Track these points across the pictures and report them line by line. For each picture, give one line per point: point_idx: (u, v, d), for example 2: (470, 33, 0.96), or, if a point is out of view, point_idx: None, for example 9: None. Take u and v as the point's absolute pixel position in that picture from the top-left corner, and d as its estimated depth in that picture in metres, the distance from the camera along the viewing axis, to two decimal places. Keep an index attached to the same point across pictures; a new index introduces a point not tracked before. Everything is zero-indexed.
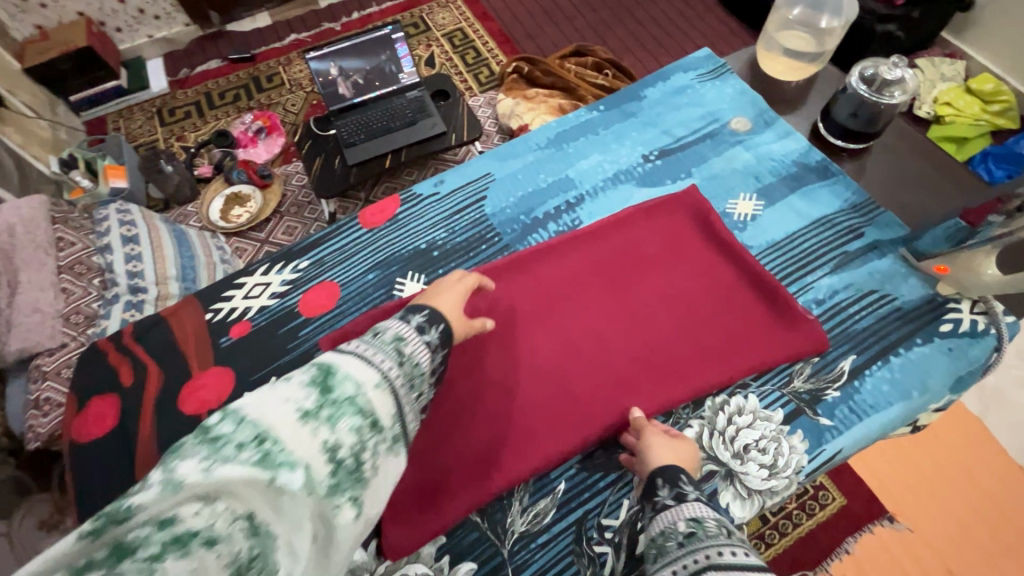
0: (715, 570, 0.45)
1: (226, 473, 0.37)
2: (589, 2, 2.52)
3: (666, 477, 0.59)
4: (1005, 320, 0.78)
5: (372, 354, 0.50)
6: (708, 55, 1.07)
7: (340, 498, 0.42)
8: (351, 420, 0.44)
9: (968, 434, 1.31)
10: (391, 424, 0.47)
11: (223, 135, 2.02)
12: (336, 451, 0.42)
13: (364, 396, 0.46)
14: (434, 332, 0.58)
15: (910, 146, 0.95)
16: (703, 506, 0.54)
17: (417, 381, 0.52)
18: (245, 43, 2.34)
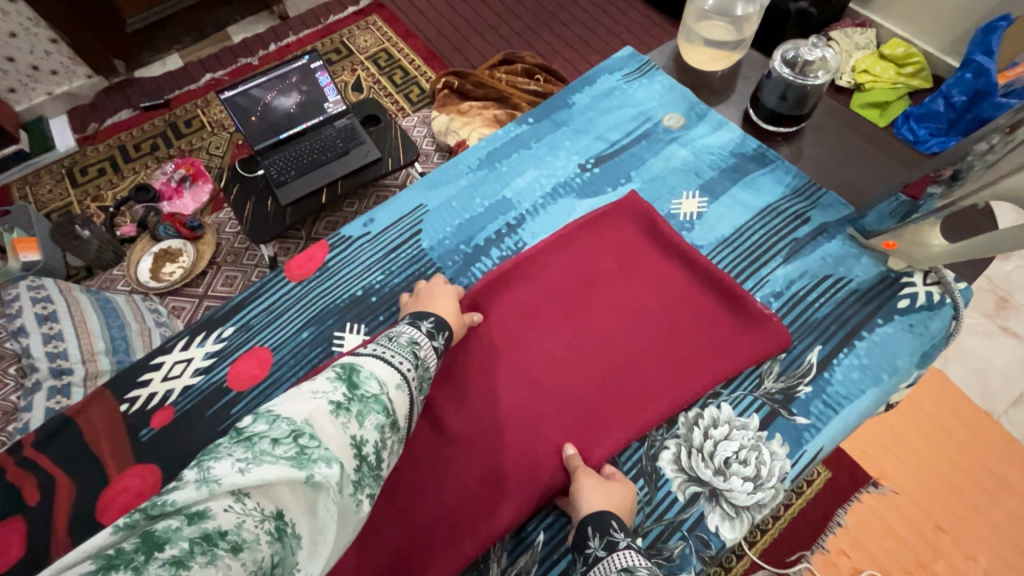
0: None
1: (265, 472, 0.40)
2: (511, 9, 2.50)
3: (597, 526, 0.58)
4: (957, 287, 0.77)
5: (392, 357, 0.57)
6: (631, 53, 1.04)
7: (361, 494, 0.47)
8: (376, 419, 0.50)
9: (937, 391, 1.33)
10: (405, 422, 0.54)
11: (145, 190, 1.87)
12: (361, 448, 0.47)
13: (387, 395, 0.52)
14: (442, 338, 0.66)
15: (841, 122, 0.95)
16: (633, 554, 0.54)
17: (426, 381, 0.60)
18: (156, 89, 2.20)
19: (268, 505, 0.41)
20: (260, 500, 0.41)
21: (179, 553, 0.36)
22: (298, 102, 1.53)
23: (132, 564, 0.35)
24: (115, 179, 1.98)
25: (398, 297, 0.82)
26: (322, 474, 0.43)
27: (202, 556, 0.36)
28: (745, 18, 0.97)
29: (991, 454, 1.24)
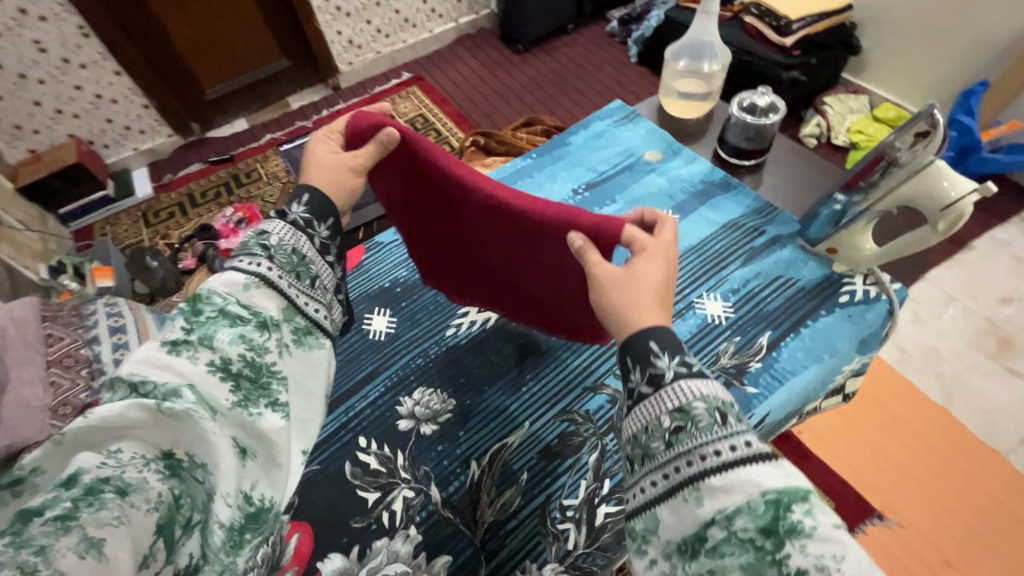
0: (713, 478, 0.46)
1: (111, 412, 0.42)
2: (536, 81, 2.84)
3: (636, 355, 0.56)
4: (893, 288, 0.90)
5: (241, 261, 0.59)
6: (620, 105, 1.26)
7: (253, 407, 0.50)
8: (232, 329, 0.53)
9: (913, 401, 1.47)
10: (280, 316, 0.59)
11: (208, 230, 2.18)
12: (227, 365, 0.51)
13: (236, 301, 0.56)
14: (299, 207, 0.64)
15: (795, 158, 1.13)
16: (692, 385, 0.52)
17: (302, 271, 0.63)
18: (225, 146, 2.58)
19: (146, 450, 0.43)
20: (133, 447, 0.43)
21: (63, 510, 0.37)
22: None
23: (14, 528, 0.36)
24: (182, 220, 2.30)
25: (418, 289, 1.01)
26: (175, 404, 0.44)
27: (89, 505, 0.38)
28: (711, 75, 1.17)
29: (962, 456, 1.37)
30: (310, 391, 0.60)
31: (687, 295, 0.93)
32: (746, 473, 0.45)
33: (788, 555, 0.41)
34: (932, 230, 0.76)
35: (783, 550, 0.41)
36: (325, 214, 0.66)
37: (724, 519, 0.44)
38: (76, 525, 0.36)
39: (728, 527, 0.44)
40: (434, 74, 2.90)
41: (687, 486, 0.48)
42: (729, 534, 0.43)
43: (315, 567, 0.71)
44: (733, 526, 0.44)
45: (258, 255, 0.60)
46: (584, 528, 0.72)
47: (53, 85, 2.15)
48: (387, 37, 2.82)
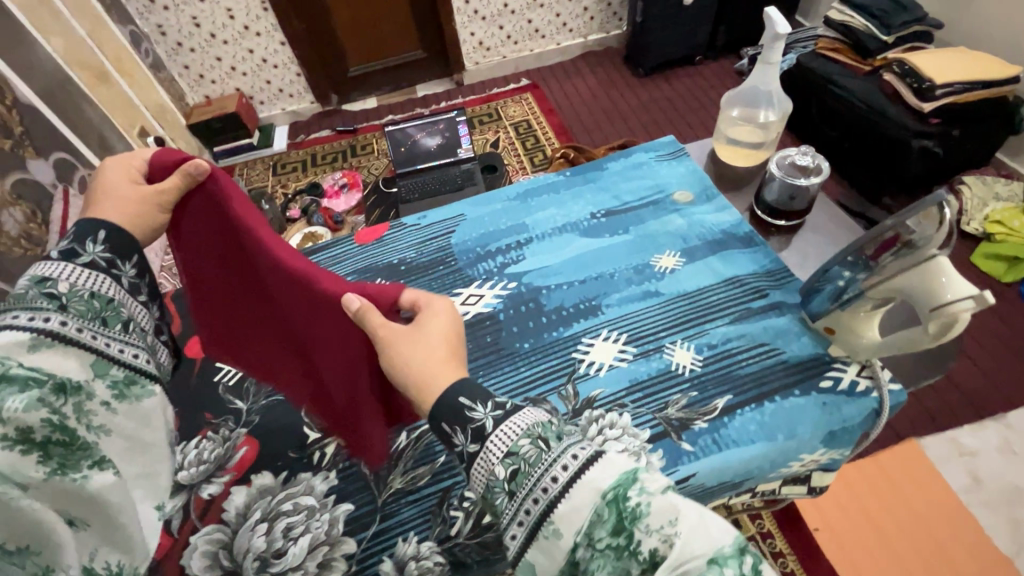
0: (563, 504, 0.49)
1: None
2: (646, 106, 2.82)
3: (449, 420, 0.57)
4: (889, 387, 0.81)
5: (18, 316, 0.55)
6: (671, 141, 1.24)
7: (75, 472, 0.49)
8: (25, 394, 0.48)
9: (937, 500, 1.49)
10: (83, 371, 0.56)
11: (316, 187, 2.51)
12: (29, 433, 0.47)
13: (20, 366, 0.52)
14: (96, 246, 0.65)
15: (841, 228, 1.04)
16: (506, 429, 0.55)
17: (102, 320, 0.61)
18: (352, 119, 2.92)
19: None
20: None
21: None
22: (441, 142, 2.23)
23: None
24: (301, 175, 2.66)
25: (420, 271, 1.08)
26: None
27: None
28: (768, 124, 1.11)
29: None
30: (147, 442, 0.59)
31: (661, 338, 0.92)
32: (585, 489, 0.49)
33: (640, 542, 0.45)
34: (923, 331, 0.69)
35: (633, 536, 0.45)
36: (127, 253, 0.67)
37: (583, 536, 0.48)
38: None
39: (590, 539, 0.47)
40: (550, 84, 3.00)
41: (545, 523, 0.50)
42: (593, 545, 0.47)
43: (248, 478, 0.84)
44: (591, 536, 0.47)
45: (45, 309, 0.57)
46: (471, 521, 0.76)
47: (233, 46, 2.61)
48: (514, 43, 2.99)
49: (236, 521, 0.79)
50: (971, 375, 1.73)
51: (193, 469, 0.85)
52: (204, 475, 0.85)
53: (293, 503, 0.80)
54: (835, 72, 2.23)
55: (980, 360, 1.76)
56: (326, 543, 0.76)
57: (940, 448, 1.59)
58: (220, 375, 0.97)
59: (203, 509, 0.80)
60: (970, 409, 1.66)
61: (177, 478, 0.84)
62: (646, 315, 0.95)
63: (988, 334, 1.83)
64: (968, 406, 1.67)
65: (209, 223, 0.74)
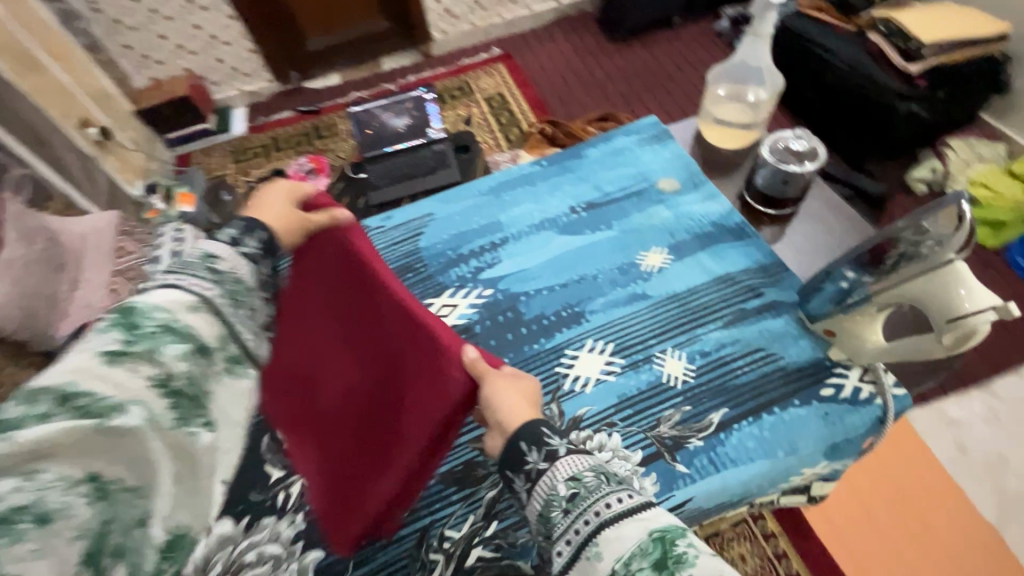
0: (609, 529, 0.50)
1: (39, 431, 0.36)
2: (624, 74, 2.69)
3: (528, 439, 0.58)
4: (892, 392, 0.76)
5: (183, 281, 0.52)
6: (654, 122, 1.15)
7: (191, 426, 0.45)
8: (177, 346, 0.47)
9: (927, 485, 1.46)
10: (218, 342, 0.51)
11: (281, 174, 2.36)
12: (166, 381, 0.45)
13: (179, 321, 0.48)
14: (254, 242, 0.61)
15: (836, 215, 0.98)
16: (575, 459, 0.56)
17: (241, 297, 0.56)
18: (315, 98, 2.73)
19: (75, 470, 0.38)
20: (57, 471, 0.37)
21: None
22: (408, 125, 2.18)
23: None
24: (263, 161, 2.50)
25: None
26: (123, 421, 0.40)
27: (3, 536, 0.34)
28: (758, 104, 1.03)
29: (961, 551, 1.38)
30: (235, 419, 0.51)
31: (650, 347, 0.85)
32: (633, 524, 0.49)
33: None
34: (936, 343, 0.63)
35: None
36: (263, 238, 0.62)
37: (622, 563, 0.47)
38: None
39: (626, 570, 0.46)
40: (523, 54, 2.84)
41: (587, 545, 0.50)
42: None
43: None
44: (628, 565, 0.46)
45: (201, 278, 0.53)
46: (453, 566, 0.69)
47: (178, 22, 2.39)
48: (484, 9, 2.79)
49: None
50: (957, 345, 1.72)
51: None
52: None
53: None
54: (816, 33, 2.10)
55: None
56: None
57: (926, 420, 1.57)
58: None
59: None
60: (958, 380, 1.65)
61: None
62: (634, 321, 0.88)
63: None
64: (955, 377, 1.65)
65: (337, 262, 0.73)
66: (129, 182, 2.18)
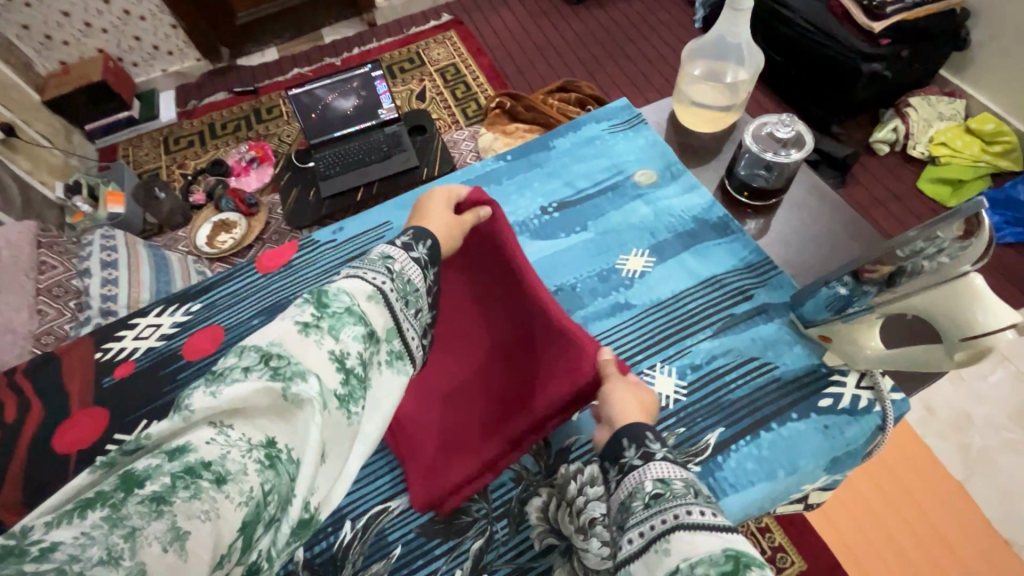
0: (683, 531, 0.47)
1: (237, 391, 0.37)
2: (584, 38, 2.55)
3: (632, 436, 0.60)
4: (891, 397, 0.73)
5: (365, 272, 0.51)
6: (625, 105, 1.06)
7: (354, 408, 0.42)
8: (354, 328, 0.45)
9: (947, 495, 1.26)
10: (385, 335, 0.49)
11: (219, 164, 2.15)
12: (343, 359, 0.43)
13: (359, 305, 0.47)
14: (424, 246, 0.59)
15: (822, 203, 0.92)
16: (669, 465, 0.55)
17: (411, 298, 0.54)
18: (251, 77, 2.49)
19: (256, 434, 0.38)
20: (243, 428, 0.37)
21: (159, 488, 0.32)
22: (355, 105, 1.93)
23: (110, 501, 0.32)
24: (199, 151, 2.28)
25: None
26: (301, 389, 0.39)
27: (185, 490, 0.33)
28: (736, 85, 0.95)
29: (957, 530, 1.22)
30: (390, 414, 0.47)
31: (636, 362, 0.79)
32: (711, 534, 0.46)
33: None
34: (946, 358, 0.59)
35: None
36: (423, 237, 0.60)
37: (688, 565, 0.44)
38: (168, 511, 0.32)
39: (691, 573, 0.43)
40: (476, 19, 2.65)
41: (658, 540, 0.48)
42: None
43: None
44: (695, 569, 0.43)
45: (380, 270, 0.52)
46: None
47: None
48: None
49: None
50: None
51: None
52: None
53: None
54: None
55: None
56: None
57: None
58: None
59: None
60: None
61: None
62: (618, 335, 0.82)
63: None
64: None
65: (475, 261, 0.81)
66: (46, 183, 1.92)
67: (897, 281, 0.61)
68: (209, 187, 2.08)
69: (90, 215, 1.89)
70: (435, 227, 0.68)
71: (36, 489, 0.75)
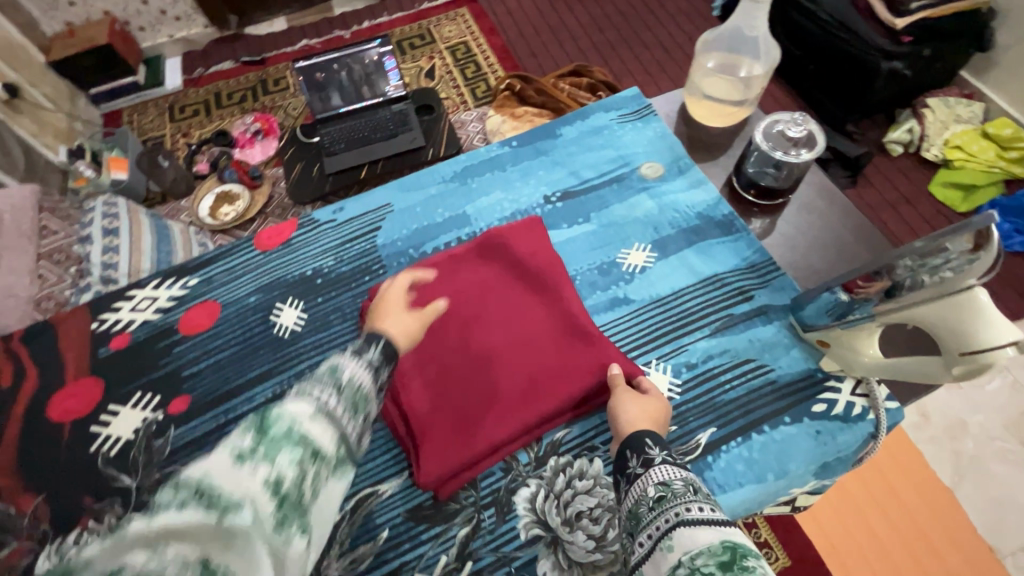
0: (683, 527, 0.49)
1: (168, 519, 0.35)
2: (598, 22, 2.50)
3: (632, 447, 0.62)
4: (885, 406, 0.72)
5: (307, 387, 0.46)
6: (635, 95, 1.04)
7: (295, 530, 0.38)
8: (290, 454, 0.40)
9: (931, 496, 1.28)
10: (337, 451, 0.44)
11: (224, 135, 2.14)
12: (278, 485, 0.38)
13: (299, 428, 0.42)
14: (377, 348, 0.53)
15: (831, 205, 0.91)
16: (669, 468, 0.57)
17: (362, 405, 0.48)
18: (259, 47, 2.46)
19: (190, 553, 0.34)
20: (178, 549, 0.34)
21: None
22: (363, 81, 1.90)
23: None
24: (204, 121, 2.25)
25: (340, 284, 0.88)
26: (236, 518, 0.36)
27: None
28: (750, 80, 0.93)
29: (944, 537, 1.23)
30: None
31: (632, 358, 0.78)
32: (708, 527, 0.48)
33: None
34: (944, 370, 0.58)
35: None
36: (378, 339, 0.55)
37: (689, 558, 0.46)
38: None
39: (692, 566, 0.45)
40: None
41: (662, 539, 0.49)
42: (693, 572, 0.44)
43: None
44: (695, 562, 0.45)
45: (325, 383, 0.46)
46: None
47: None
48: None
49: None
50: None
51: None
52: None
53: None
54: None
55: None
56: None
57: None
58: (98, 443, 0.78)
59: None
60: None
61: None
62: (615, 330, 0.81)
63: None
64: None
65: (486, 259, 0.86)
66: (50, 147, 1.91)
67: (899, 292, 0.59)
68: (214, 158, 2.06)
69: (93, 180, 1.86)
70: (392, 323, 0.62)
71: (35, 455, 0.77)
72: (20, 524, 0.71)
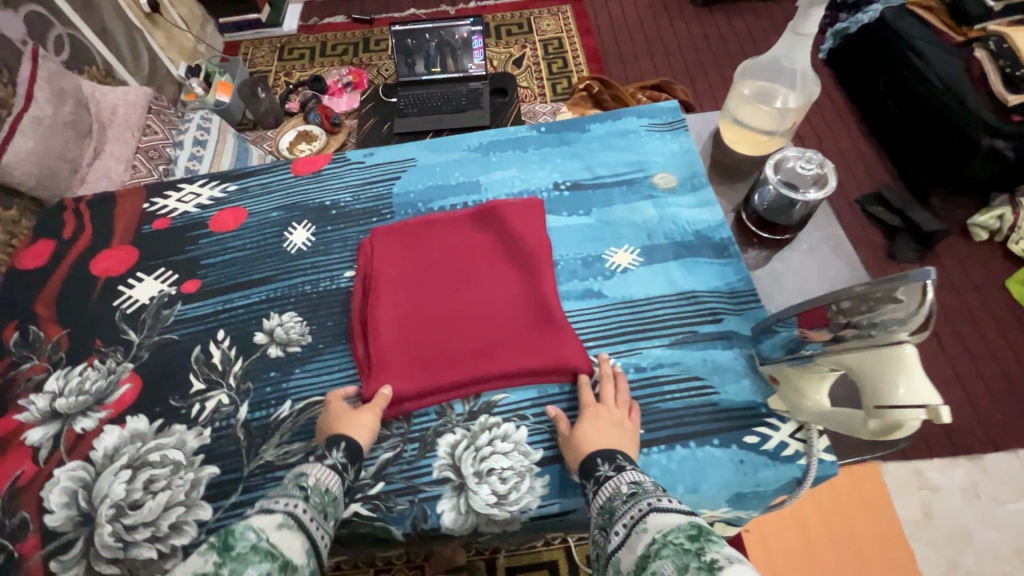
0: (656, 512, 0.53)
1: None
2: (696, 42, 2.47)
3: (602, 455, 0.66)
4: (821, 456, 0.71)
5: (276, 501, 0.57)
6: (673, 107, 1.05)
7: None
8: (260, 565, 0.48)
9: (896, 554, 1.23)
10: (303, 559, 0.52)
11: (319, 81, 2.31)
12: None
13: (267, 538, 0.51)
14: (339, 451, 0.67)
15: (836, 253, 0.88)
16: (640, 473, 0.62)
17: (328, 508, 0.61)
18: (371, 8, 2.64)
19: None
20: None
21: None
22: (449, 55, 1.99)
23: None
24: (306, 65, 2.45)
25: (350, 218, 0.97)
26: None
27: None
28: (785, 111, 0.92)
29: None
30: None
31: (587, 347, 0.81)
32: (679, 513, 0.52)
33: (707, 549, 0.46)
34: (863, 424, 0.59)
35: (705, 549, 0.47)
36: (354, 454, 0.69)
37: (662, 534, 0.50)
38: None
39: (664, 541, 0.49)
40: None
41: (636, 524, 0.53)
42: (666, 545, 0.49)
43: (124, 418, 0.80)
44: (667, 537, 0.49)
45: (294, 496, 0.58)
46: None
47: None
48: None
49: (102, 462, 0.76)
50: (948, 387, 1.45)
51: (71, 398, 0.82)
52: (82, 406, 0.81)
53: (160, 455, 0.76)
54: (920, 35, 1.75)
55: (935, 360, 1.50)
56: (184, 504, 0.72)
57: (902, 475, 1.32)
58: (120, 300, 0.91)
59: (72, 443, 0.77)
60: (946, 443, 1.35)
61: (53, 406, 0.81)
62: (579, 318, 0.84)
63: (982, 347, 1.51)
64: (943, 439, 1.36)
65: (486, 228, 0.93)
66: (173, 61, 2.10)
67: (842, 338, 0.59)
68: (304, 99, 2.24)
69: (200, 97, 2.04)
70: (356, 431, 0.72)
71: (74, 296, 0.92)
72: (44, 348, 0.87)
